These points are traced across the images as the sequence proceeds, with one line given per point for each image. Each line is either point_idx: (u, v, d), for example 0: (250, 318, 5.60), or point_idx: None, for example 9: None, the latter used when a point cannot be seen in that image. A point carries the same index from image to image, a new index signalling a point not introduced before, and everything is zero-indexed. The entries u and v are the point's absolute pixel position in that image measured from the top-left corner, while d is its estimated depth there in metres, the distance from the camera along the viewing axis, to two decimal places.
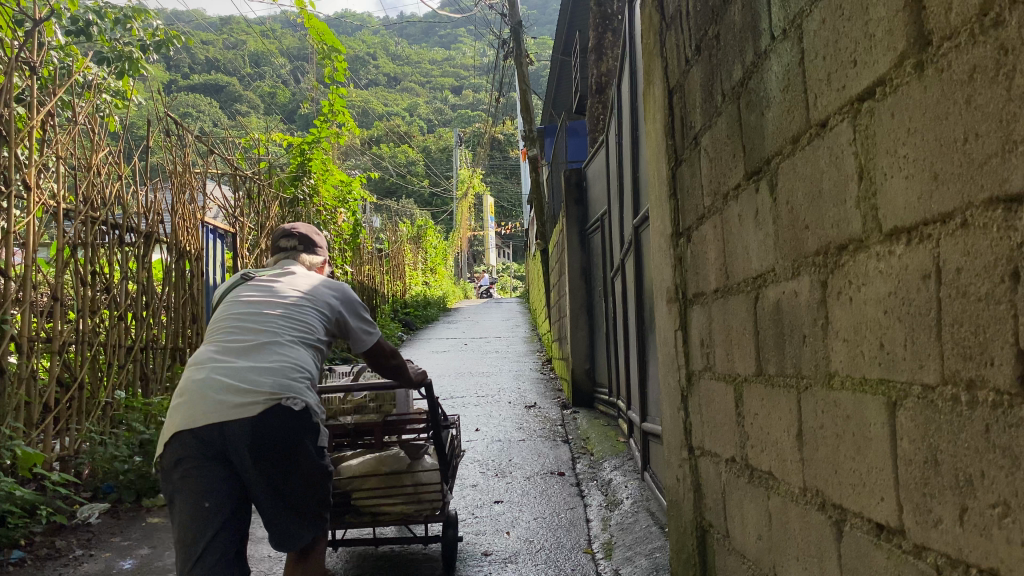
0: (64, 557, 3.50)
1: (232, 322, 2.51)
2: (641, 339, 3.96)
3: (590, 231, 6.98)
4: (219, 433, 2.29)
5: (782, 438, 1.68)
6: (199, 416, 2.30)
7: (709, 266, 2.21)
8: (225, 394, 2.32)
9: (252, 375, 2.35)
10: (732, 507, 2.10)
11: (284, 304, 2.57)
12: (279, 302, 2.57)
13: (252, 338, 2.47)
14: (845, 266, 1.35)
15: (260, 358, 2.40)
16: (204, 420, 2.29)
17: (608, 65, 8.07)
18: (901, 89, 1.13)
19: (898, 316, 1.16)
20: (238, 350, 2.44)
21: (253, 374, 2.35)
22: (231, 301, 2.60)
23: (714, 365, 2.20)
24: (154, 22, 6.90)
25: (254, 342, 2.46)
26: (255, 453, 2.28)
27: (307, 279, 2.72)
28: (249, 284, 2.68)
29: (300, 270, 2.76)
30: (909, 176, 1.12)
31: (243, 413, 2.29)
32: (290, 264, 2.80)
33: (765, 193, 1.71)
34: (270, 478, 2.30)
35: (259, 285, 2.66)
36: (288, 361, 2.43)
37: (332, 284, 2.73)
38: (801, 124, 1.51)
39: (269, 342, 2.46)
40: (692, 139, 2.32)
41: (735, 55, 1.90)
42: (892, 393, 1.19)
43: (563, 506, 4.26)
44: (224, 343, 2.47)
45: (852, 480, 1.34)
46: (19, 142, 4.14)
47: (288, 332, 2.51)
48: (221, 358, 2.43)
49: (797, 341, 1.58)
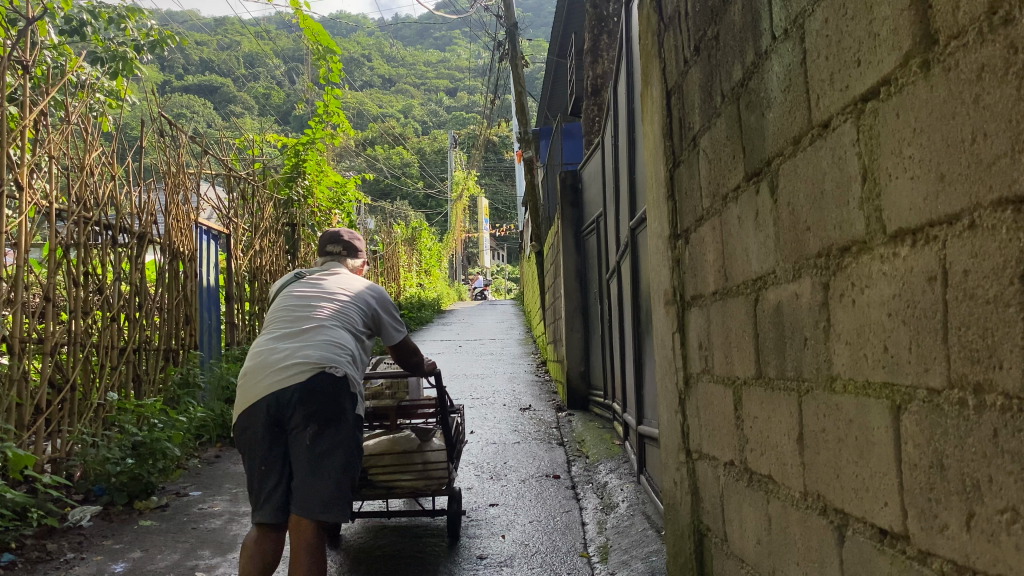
0: (55, 560, 3.47)
1: (286, 312, 2.92)
2: (637, 341, 3.95)
3: (585, 234, 6.96)
4: (274, 399, 2.69)
5: (782, 442, 1.67)
6: (258, 386, 2.72)
7: (707, 267, 2.20)
8: (280, 366, 2.73)
9: (300, 354, 2.75)
10: (730, 511, 2.09)
11: (330, 298, 2.97)
12: (326, 296, 2.97)
13: (302, 325, 2.87)
14: (848, 268, 1.33)
15: (306, 341, 2.80)
16: (261, 391, 2.70)
17: (603, 67, 8.06)
18: (906, 89, 1.11)
19: (902, 319, 1.15)
20: (290, 335, 2.84)
21: (300, 352, 2.76)
22: (286, 296, 3.00)
23: (712, 368, 2.19)
24: (148, 22, 6.87)
25: (302, 329, 2.86)
26: (305, 417, 2.69)
27: (350, 279, 3.11)
28: (300, 280, 3.08)
29: (345, 271, 3.16)
30: (913, 177, 1.11)
31: (293, 382, 2.69)
32: (336, 263, 3.19)
33: (765, 194, 1.70)
34: (314, 447, 2.68)
35: (309, 281, 3.06)
36: (330, 344, 2.82)
37: (371, 286, 3.12)
38: (802, 125, 1.49)
39: (315, 328, 2.86)
40: (690, 140, 2.31)
41: (734, 56, 1.89)
42: (895, 396, 1.18)
43: (558, 510, 4.24)
44: (280, 330, 2.87)
45: (855, 485, 1.32)
46: (11, 141, 4.11)
47: (333, 321, 2.91)
48: (276, 341, 2.83)
49: (798, 343, 1.56)
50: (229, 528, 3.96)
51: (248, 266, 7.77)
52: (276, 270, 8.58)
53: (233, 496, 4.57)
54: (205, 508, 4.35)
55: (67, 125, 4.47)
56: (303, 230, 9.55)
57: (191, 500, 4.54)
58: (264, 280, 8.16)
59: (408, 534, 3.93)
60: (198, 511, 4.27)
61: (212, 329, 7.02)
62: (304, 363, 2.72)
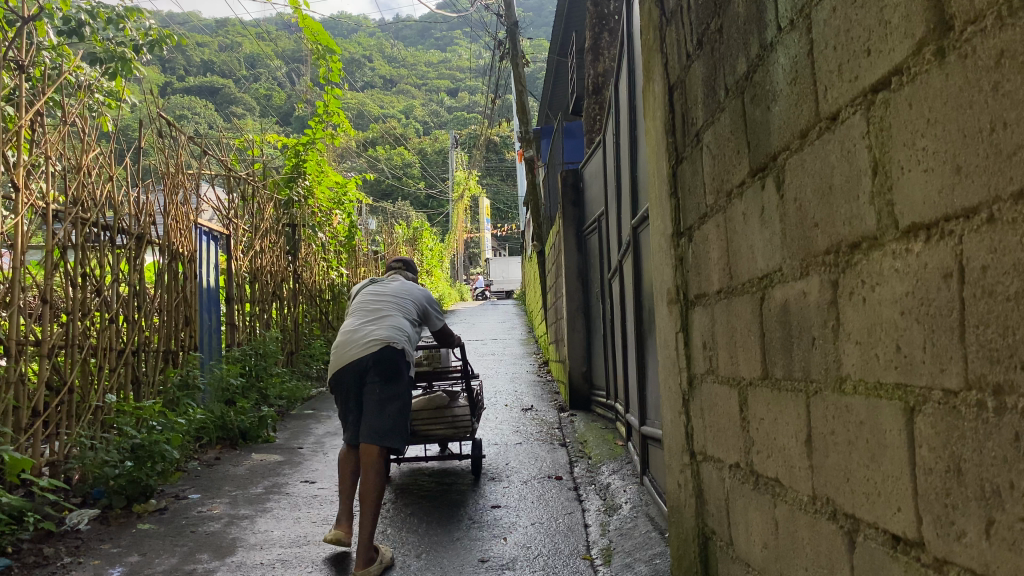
0: (51, 565, 3.43)
1: (363, 305, 3.82)
2: (640, 340, 3.91)
3: (587, 233, 6.91)
4: (353, 363, 3.58)
5: (790, 444, 1.62)
6: (344, 356, 3.60)
7: (711, 265, 2.15)
8: (358, 343, 3.61)
9: (378, 330, 3.66)
10: (735, 514, 2.05)
11: (397, 293, 3.89)
12: (395, 293, 3.89)
13: (375, 314, 3.76)
14: (858, 265, 1.29)
15: (381, 321, 3.70)
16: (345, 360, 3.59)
17: (605, 66, 8.03)
18: (920, 78, 1.07)
19: (915, 318, 1.11)
20: (366, 321, 3.72)
21: (379, 328, 3.68)
22: (362, 295, 3.91)
23: (717, 368, 2.14)
24: (148, 22, 6.83)
25: (376, 316, 3.74)
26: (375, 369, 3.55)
27: (407, 284, 4.03)
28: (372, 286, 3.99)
29: (404, 279, 4.09)
30: (928, 169, 1.07)
31: (367, 352, 3.57)
32: (397, 273, 4.13)
33: (771, 189, 1.66)
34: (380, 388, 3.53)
35: (379, 285, 3.97)
36: (398, 325, 3.73)
37: (421, 288, 4.04)
38: (808, 119, 1.46)
39: (388, 313, 3.78)
40: (693, 136, 2.27)
41: (738, 48, 1.84)
42: (909, 398, 1.13)
43: (561, 511, 4.19)
44: (359, 317, 3.76)
45: (867, 490, 1.27)
46: (8, 143, 4.07)
47: (399, 312, 3.83)
48: (356, 325, 3.72)
49: (805, 342, 1.52)
50: (228, 532, 3.92)
51: (249, 267, 7.74)
52: (277, 271, 8.54)
53: (232, 499, 4.53)
54: (204, 510, 4.31)
55: (64, 124, 4.44)
56: (305, 230, 9.49)
57: (190, 503, 4.50)
58: (265, 281, 8.13)
59: (420, 512, 4.22)
60: (197, 515, 4.23)
61: (212, 331, 6.98)
62: (379, 334, 3.61)
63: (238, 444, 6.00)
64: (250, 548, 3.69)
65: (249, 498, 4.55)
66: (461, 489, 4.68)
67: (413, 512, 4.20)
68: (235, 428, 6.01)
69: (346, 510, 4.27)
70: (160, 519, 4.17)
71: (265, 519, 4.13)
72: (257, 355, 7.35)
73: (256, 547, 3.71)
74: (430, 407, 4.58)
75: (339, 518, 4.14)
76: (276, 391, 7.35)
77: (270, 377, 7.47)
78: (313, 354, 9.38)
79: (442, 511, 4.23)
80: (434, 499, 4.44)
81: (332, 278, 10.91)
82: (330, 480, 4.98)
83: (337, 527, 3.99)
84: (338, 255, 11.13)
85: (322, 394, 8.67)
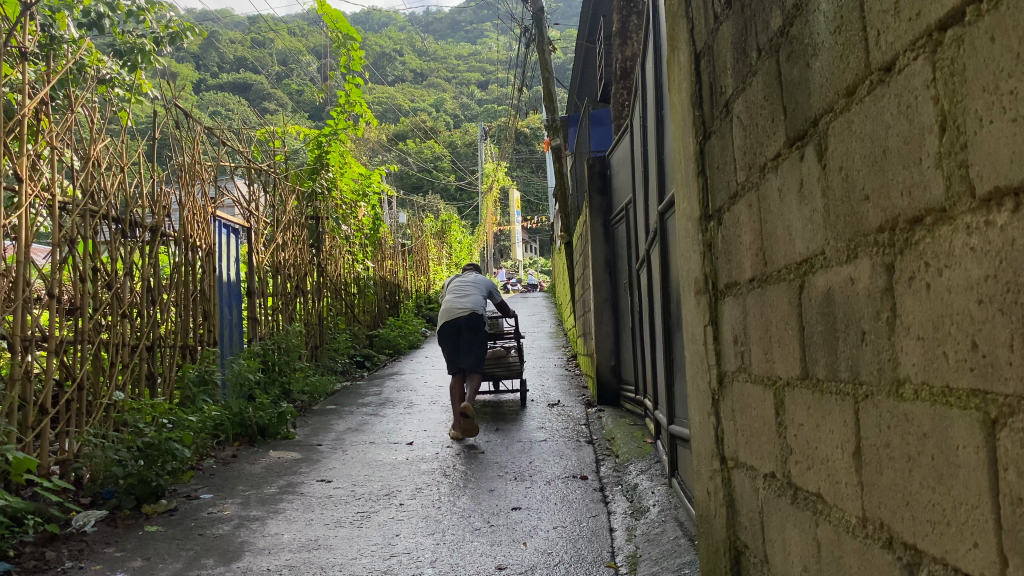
0: (51, 570, 3.29)
1: (454, 291, 6.40)
2: (667, 332, 3.66)
3: (614, 222, 6.66)
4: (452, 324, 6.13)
5: (834, 456, 1.39)
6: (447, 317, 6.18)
7: (743, 251, 1.92)
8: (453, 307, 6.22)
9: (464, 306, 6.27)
10: (771, 530, 1.83)
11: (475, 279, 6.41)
12: (471, 279, 6.43)
13: (460, 293, 6.36)
14: (919, 244, 1.07)
15: (465, 297, 6.28)
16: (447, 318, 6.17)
17: (633, 49, 7.78)
18: (1006, 3, 0.84)
19: (999, 308, 0.88)
20: (455, 296, 6.35)
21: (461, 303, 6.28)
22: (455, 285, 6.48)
23: (749, 366, 1.92)
24: (168, 13, 6.60)
25: (459, 295, 6.35)
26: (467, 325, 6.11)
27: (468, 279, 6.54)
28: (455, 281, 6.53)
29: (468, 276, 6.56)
30: (1015, 119, 0.84)
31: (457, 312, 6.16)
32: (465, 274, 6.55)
33: (812, 159, 1.43)
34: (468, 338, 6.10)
35: (458, 283, 6.52)
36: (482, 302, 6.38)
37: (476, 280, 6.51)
38: (856, 73, 1.23)
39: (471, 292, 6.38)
40: (722, 106, 2.04)
41: (773, 2, 1.61)
42: (991, 409, 0.91)
43: (585, 514, 3.98)
44: (454, 296, 6.36)
45: (931, 517, 1.05)
46: (9, 130, 3.90)
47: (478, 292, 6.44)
48: (454, 298, 6.33)
49: (854, 338, 1.29)
50: (237, 535, 3.76)
51: (270, 260, 7.60)
52: (300, 265, 8.39)
53: (245, 499, 4.38)
54: (215, 512, 4.16)
55: (70, 112, 4.27)
56: (330, 223, 9.33)
57: (201, 503, 4.35)
58: (288, 274, 7.99)
59: (441, 508, 4.12)
60: (207, 516, 4.08)
61: (233, 326, 6.85)
62: (468, 304, 6.18)
63: (256, 441, 5.85)
64: (257, 553, 3.53)
65: (262, 498, 4.40)
66: (506, 436, 5.93)
67: (486, 423, 6.45)
68: (254, 424, 5.87)
69: (361, 511, 4.11)
70: (169, 521, 4.03)
71: (275, 521, 3.96)
72: (279, 349, 7.22)
73: (264, 551, 3.55)
74: (493, 356, 6.85)
75: (352, 520, 3.97)
76: (299, 387, 7.23)
77: (294, 372, 7.37)
78: (338, 347, 9.26)
79: (462, 512, 4.06)
80: (491, 435, 5.97)
81: (357, 272, 10.76)
82: (347, 479, 4.80)
83: (350, 530, 3.82)
84: (364, 248, 10.99)
85: (346, 389, 8.54)
